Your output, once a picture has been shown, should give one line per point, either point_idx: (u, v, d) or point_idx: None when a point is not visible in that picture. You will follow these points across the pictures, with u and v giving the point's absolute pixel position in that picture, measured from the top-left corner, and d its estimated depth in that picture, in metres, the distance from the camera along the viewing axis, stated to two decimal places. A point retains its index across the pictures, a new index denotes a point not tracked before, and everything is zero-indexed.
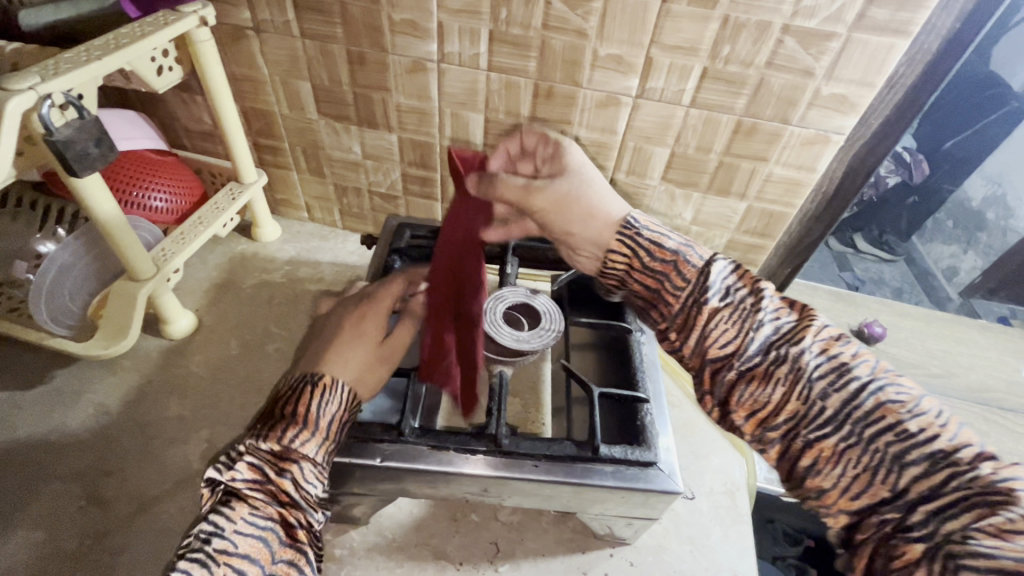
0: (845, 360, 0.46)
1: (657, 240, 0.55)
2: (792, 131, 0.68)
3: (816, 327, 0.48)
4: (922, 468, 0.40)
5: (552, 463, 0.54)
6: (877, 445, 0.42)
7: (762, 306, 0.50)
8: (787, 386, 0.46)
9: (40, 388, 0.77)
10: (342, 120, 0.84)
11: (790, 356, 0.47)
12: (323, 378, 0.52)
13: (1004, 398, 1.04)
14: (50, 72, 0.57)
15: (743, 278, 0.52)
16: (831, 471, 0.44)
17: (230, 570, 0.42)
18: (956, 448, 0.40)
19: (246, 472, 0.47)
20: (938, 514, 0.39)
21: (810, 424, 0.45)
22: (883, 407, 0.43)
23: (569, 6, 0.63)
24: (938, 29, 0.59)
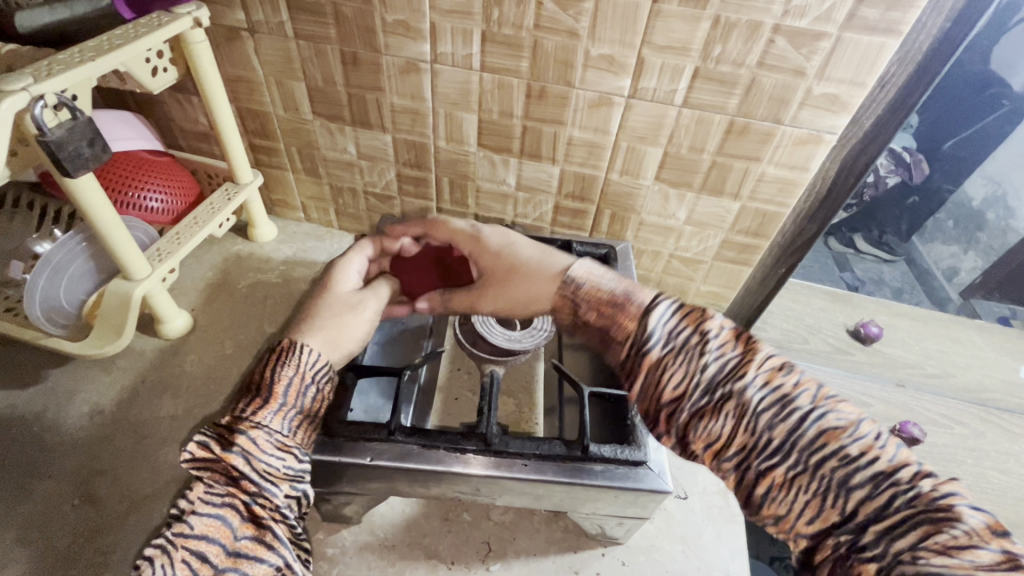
0: (787, 391, 0.46)
1: (599, 287, 0.57)
2: (785, 131, 0.69)
3: (757, 361, 0.47)
4: (866, 491, 0.41)
5: (542, 462, 0.55)
6: (823, 471, 0.42)
7: (708, 347, 0.48)
8: (734, 422, 0.46)
9: (35, 387, 0.78)
10: (337, 121, 0.84)
11: (735, 393, 0.46)
12: (282, 344, 0.54)
13: (1001, 398, 1.04)
14: (44, 72, 0.57)
15: (687, 319, 0.51)
16: (787, 497, 0.44)
17: (187, 553, 0.43)
18: (893, 468, 0.41)
19: (198, 452, 0.48)
20: (888, 532, 0.39)
21: (759, 455, 0.45)
22: (822, 434, 0.43)
23: (561, 7, 0.64)
24: (928, 29, 0.58)
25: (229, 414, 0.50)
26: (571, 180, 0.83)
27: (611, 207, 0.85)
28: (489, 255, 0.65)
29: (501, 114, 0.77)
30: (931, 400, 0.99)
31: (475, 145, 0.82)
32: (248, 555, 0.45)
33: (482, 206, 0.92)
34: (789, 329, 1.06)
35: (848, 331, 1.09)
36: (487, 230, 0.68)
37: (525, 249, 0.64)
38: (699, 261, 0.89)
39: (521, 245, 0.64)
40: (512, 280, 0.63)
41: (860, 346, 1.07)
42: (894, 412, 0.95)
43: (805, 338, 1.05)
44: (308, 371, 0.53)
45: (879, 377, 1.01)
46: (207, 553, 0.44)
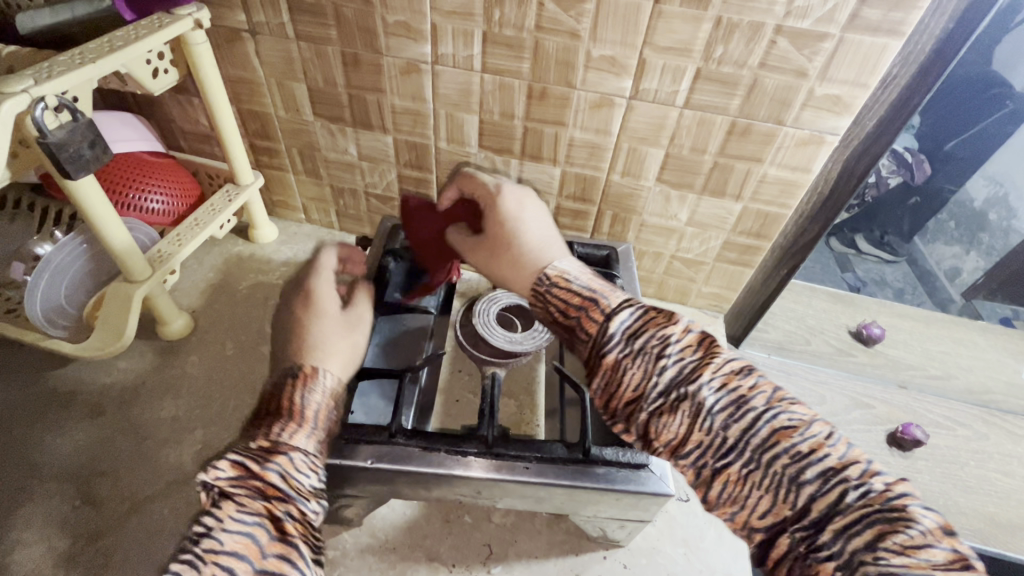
0: (744, 392, 0.44)
1: (572, 286, 0.54)
2: (787, 132, 0.68)
3: (715, 363, 0.46)
4: (816, 486, 0.40)
5: (544, 464, 0.54)
6: (775, 467, 0.41)
7: (667, 350, 0.47)
8: (689, 422, 0.44)
9: (36, 388, 0.78)
10: (338, 122, 0.84)
11: (691, 393, 0.45)
12: (304, 369, 0.54)
13: (1004, 400, 1.03)
14: (44, 74, 0.57)
15: (647, 322, 0.49)
16: (739, 493, 0.43)
17: (218, 569, 0.39)
18: (845, 466, 0.40)
19: (230, 471, 0.45)
20: (845, 530, 0.38)
21: (715, 453, 0.43)
22: (776, 433, 0.42)
23: (562, 8, 0.63)
24: (931, 30, 0.58)
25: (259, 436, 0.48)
26: (572, 181, 0.83)
27: (612, 208, 0.85)
28: (498, 216, 0.64)
29: (502, 115, 0.77)
30: (934, 401, 0.99)
31: (475, 146, 0.82)
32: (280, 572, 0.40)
33: None
34: (791, 331, 1.06)
35: (850, 333, 1.09)
36: (511, 189, 0.66)
37: (530, 228, 0.62)
38: (701, 263, 0.89)
39: (529, 223, 0.62)
40: (505, 251, 0.61)
41: (863, 348, 1.07)
42: (897, 413, 0.95)
43: (807, 339, 1.05)
44: (333, 400, 0.54)
45: (881, 378, 1.01)
46: (236, 570, 0.39)
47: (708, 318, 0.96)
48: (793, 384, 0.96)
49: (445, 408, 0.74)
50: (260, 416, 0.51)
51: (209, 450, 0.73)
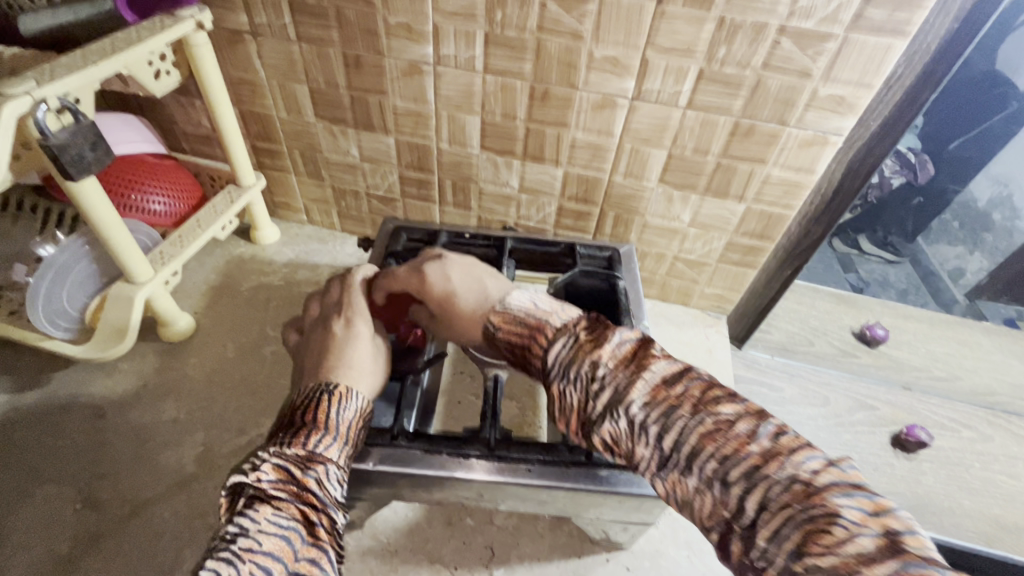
0: (674, 395, 0.39)
1: (514, 320, 0.49)
2: (790, 132, 0.68)
3: (646, 375, 0.41)
4: (744, 487, 0.34)
5: (547, 467, 0.54)
6: (705, 472, 0.36)
7: (596, 371, 0.42)
8: (631, 437, 0.40)
9: (38, 390, 0.78)
10: (339, 123, 0.84)
11: (622, 410, 0.40)
12: (339, 387, 0.51)
13: (1009, 402, 1.02)
14: (47, 76, 0.57)
15: (578, 350, 0.44)
16: (687, 501, 0.38)
17: (256, 569, 0.38)
18: (767, 462, 0.34)
19: (271, 474, 0.44)
20: (776, 534, 0.33)
21: (657, 464, 0.39)
22: (702, 439, 0.37)
23: (564, 9, 0.63)
24: (936, 30, 0.58)
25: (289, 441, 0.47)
26: (574, 182, 0.83)
27: (615, 210, 0.85)
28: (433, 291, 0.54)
29: (504, 116, 0.77)
30: (938, 403, 0.98)
31: (477, 147, 0.82)
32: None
33: (485, 208, 0.91)
34: (794, 332, 1.05)
35: (853, 334, 1.08)
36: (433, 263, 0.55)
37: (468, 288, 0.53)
38: (704, 264, 0.88)
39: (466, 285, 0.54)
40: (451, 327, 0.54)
41: (866, 349, 1.06)
42: (901, 415, 0.95)
43: (810, 340, 1.04)
44: (364, 416, 0.52)
45: (885, 380, 1.01)
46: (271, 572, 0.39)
47: (711, 319, 0.95)
48: (796, 385, 0.96)
49: (447, 410, 0.73)
50: (288, 422, 0.49)
51: (210, 452, 0.73)
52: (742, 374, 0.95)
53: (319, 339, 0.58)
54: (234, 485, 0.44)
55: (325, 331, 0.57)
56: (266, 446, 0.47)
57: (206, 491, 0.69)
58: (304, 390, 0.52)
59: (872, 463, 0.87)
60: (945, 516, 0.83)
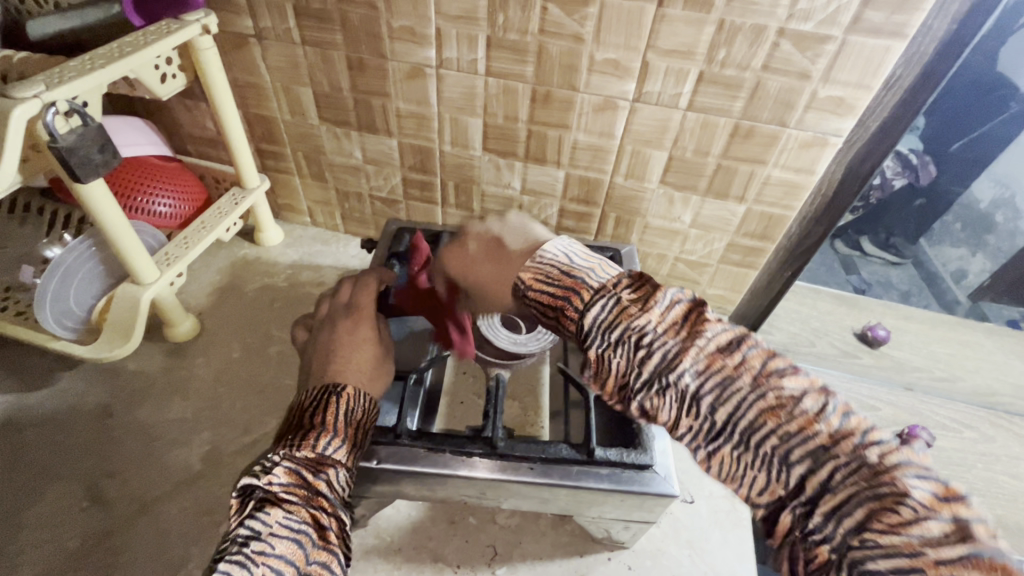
0: (730, 370, 0.39)
1: (548, 279, 0.47)
2: (790, 134, 0.68)
3: (699, 343, 0.40)
4: (806, 465, 0.36)
5: (548, 465, 0.54)
6: (764, 448, 0.37)
7: (644, 339, 0.41)
8: (678, 409, 0.40)
9: (45, 389, 0.79)
10: (343, 126, 0.85)
11: (674, 380, 0.40)
12: (346, 388, 0.52)
13: (1011, 402, 1.02)
14: (56, 80, 0.58)
15: (622, 314, 0.43)
16: (733, 475, 0.39)
17: (269, 571, 0.40)
18: (836, 441, 0.36)
19: (283, 477, 0.45)
20: (837, 511, 0.35)
21: (705, 437, 0.40)
22: (763, 414, 0.38)
23: (565, 12, 0.64)
24: (934, 32, 0.58)
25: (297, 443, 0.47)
26: (576, 184, 0.83)
27: (616, 211, 0.85)
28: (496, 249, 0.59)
29: (506, 119, 0.77)
30: (940, 404, 0.98)
31: (479, 149, 0.83)
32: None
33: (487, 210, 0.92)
34: (796, 332, 1.05)
35: (855, 335, 1.08)
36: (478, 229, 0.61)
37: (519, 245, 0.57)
38: (705, 265, 0.89)
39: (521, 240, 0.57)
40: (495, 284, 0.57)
41: (868, 350, 1.06)
42: (903, 416, 0.95)
43: (812, 341, 1.04)
44: (369, 417, 0.52)
45: (887, 380, 1.01)
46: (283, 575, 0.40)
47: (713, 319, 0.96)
48: None
49: (449, 410, 0.74)
50: (293, 425, 0.50)
51: (215, 451, 0.73)
52: None
53: (324, 339, 0.59)
54: (245, 488, 0.45)
55: (331, 332, 0.59)
56: (274, 447, 0.48)
57: (211, 489, 0.70)
58: (309, 391, 0.52)
59: None
60: None
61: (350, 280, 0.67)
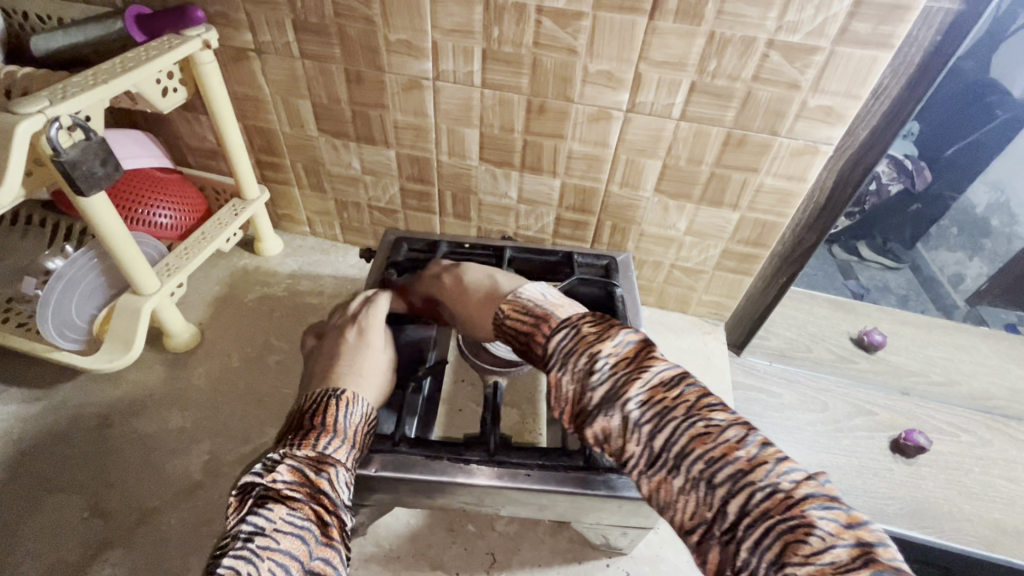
0: (667, 401, 0.41)
1: (523, 308, 0.51)
2: (782, 142, 0.70)
3: (645, 375, 0.42)
4: (728, 491, 0.37)
5: (545, 471, 0.55)
6: (693, 475, 0.39)
7: (596, 366, 0.44)
8: (622, 434, 0.42)
9: (45, 400, 0.79)
10: (341, 137, 0.86)
11: (618, 408, 0.42)
12: (346, 392, 0.53)
13: (1007, 405, 1.02)
14: (59, 96, 0.59)
15: (579, 341, 0.45)
16: (670, 499, 0.40)
17: (274, 565, 0.40)
18: (754, 469, 0.37)
19: (286, 474, 0.46)
20: (757, 541, 0.35)
21: (646, 463, 0.41)
22: (694, 442, 0.39)
23: (559, 25, 0.65)
24: (919, 42, 0.59)
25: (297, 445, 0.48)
26: (571, 192, 0.84)
27: (612, 219, 0.86)
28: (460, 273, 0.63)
29: (502, 129, 0.79)
30: (937, 408, 0.98)
31: (476, 159, 0.84)
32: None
33: (484, 219, 0.93)
34: (793, 338, 1.06)
35: (851, 340, 1.10)
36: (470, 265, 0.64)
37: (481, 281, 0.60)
38: (700, 271, 0.90)
39: (478, 272, 0.61)
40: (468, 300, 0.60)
41: (864, 354, 1.07)
42: (900, 420, 0.95)
43: (808, 346, 1.05)
44: (369, 422, 0.54)
45: (884, 385, 1.01)
46: (289, 567, 0.40)
47: (710, 326, 0.96)
48: (794, 391, 0.97)
49: (447, 417, 0.74)
50: (294, 427, 0.51)
51: (215, 461, 0.74)
52: (740, 380, 0.95)
53: (331, 344, 0.60)
54: (245, 486, 0.45)
55: (338, 339, 0.61)
56: (275, 449, 0.48)
57: (211, 499, 0.70)
58: (309, 395, 0.53)
59: (871, 468, 0.88)
60: (946, 521, 0.83)
61: (361, 291, 0.67)
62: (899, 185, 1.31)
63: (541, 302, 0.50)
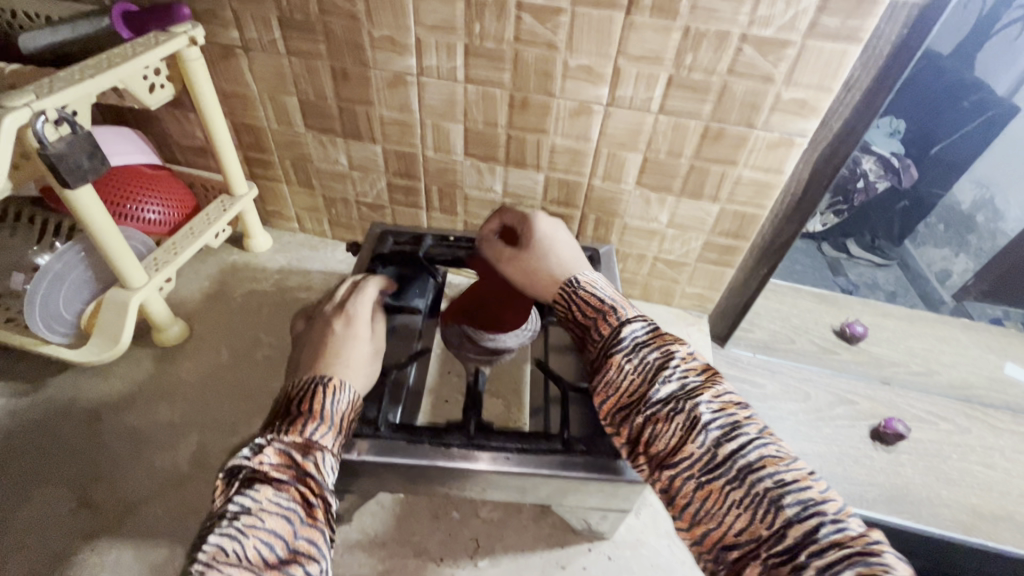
0: (738, 419, 0.45)
1: (596, 296, 0.56)
2: (758, 135, 0.71)
3: (716, 387, 0.47)
4: (794, 511, 0.39)
5: (524, 455, 0.56)
6: (756, 488, 0.41)
7: (670, 362, 0.48)
8: (683, 433, 0.45)
9: (34, 395, 0.80)
10: (328, 133, 0.87)
11: (688, 406, 0.45)
12: (333, 378, 0.53)
13: (985, 394, 1.05)
14: (45, 90, 0.60)
15: (656, 338, 0.51)
16: (717, 511, 0.42)
17: (258, 543, 0.41)
18: (824, 500, 0.39)
19: (273, 457, 0.47)
20: (822, 568, 0.36)
21: (703, 467, 0.43)
22: (763, 459, 0.42)
23: (538, 21, 0.67)
24: (887, 36, 0.61)
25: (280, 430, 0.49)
26: (555, 187, 0.86)
27: (595, 213, 0.88)
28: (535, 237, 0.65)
29: (485, 124, 0.80)
30: (917, 397, 1.00)
31: (461, 154, 0.85)
32: (309, 556, 0.43)
33: (470, 213, 0.94)
34: (776, 330, 1.08)
35: (834, 331, 1.12)
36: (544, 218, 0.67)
37: (556, 248, 0.63)
38: (683, 264, 0.91)
39: (561, 243, 0.64)
40: (533, 266, 0.62)
41: (846, 346, 1.09)
42: (881, 409, 0.97)
43: (791, 338, 1.07)
44: (356, 409, 0.54)
45: (865, 375, 1.03)
46: (273, 545, 0.42)
47: (693, 318, 0.98)
48: (777, 381, 0.98)
49: (433, 407, 0.75)
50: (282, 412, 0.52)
51: (203, 452, 0.75)
52: (724, 371, 0.97)
53: (317, 333, 0.60)
54: (233, 469, 0.46)
55: (325, 328, 0.60)
56: (262, 434, 0.49)
57: (199, 490, 0.71)
58: (294, 382, 0.54)
59: (852, 455, 0.89)
60: (924, 506, 0.85)
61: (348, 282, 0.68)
62: (887, 181, 1.34)
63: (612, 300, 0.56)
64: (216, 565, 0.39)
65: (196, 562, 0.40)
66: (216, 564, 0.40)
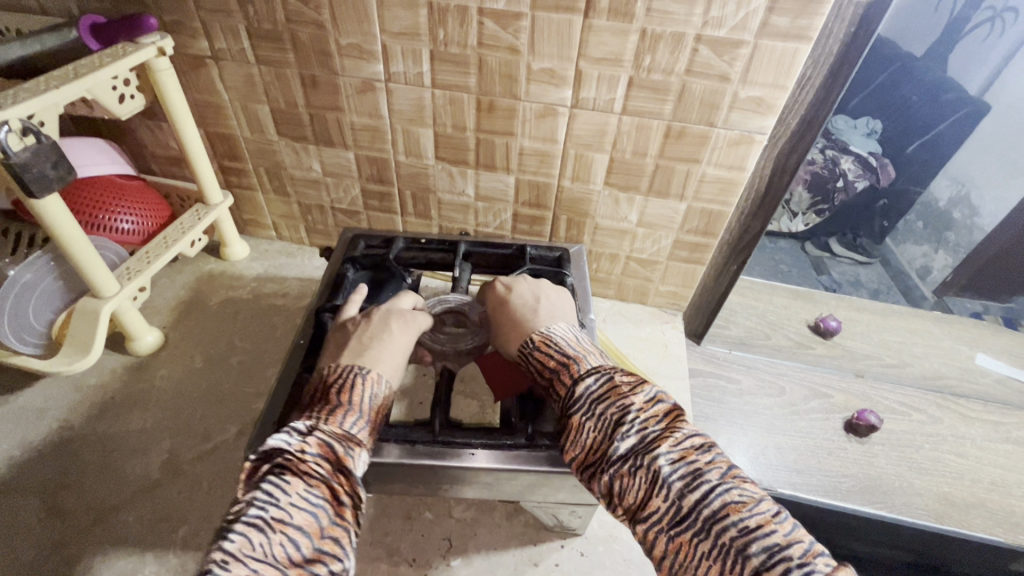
0: (699, 465, 0.44)
1: (554, 349, 0.56)
2: (719, 133, 0.73)
3: (676, 435, 0.46)
4: (761, 560, 0.39)
5: (490, 450, 0.57)
6: (723, 540, 0.40)
7: (626, 417, 0.47)
8: (647, 488, 0.44)
9: (4, 407, 0.79)
10: (301, 141, 0.88)
11: (647, 461, 0.45)
12: (372, 372, 0.54)
13: (956, 385, 1.07)
14: (10, 100, 0.60)
15: (611, 390, 0.50)
16: (689, 563, 0.41)
17: (285, 539, 0.41)
18: (790, 544, 0.39)
19: (315, 447, 0.47)
20: None
21: (670, 520, 0.42)
22: (727, 507, 0.41)
23: (500, 26, 0.68)
24: (835, 34, 0.63)
25: (315, 419, 0.50)
26: (526, 189, 0.87)
27: (567, 213, 0.89)
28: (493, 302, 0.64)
29: (454, 129, 0.81)
30: (890, 388, 1.02)
31: (433, 159, 0.86)
32: (334, 557, 0.43)
33: (445, 217, 0.95)
34: (752, 326, 1.10)
35: (809, 327, 1.14)
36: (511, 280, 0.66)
37: (525, 303, 0.62)
38: (655, 262, 0.92)
39: (521, 296, 0.63)
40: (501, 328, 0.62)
41: (821, 340, 1.11)
42: (854, 401, 0.98)
43: (767, 334, 1.09)
44: (387, 406, 0.55)
45: (838, 368, 1.05)
46: (299, 542, 0.42)
47: (669, 316, 0.98)
48: (752, 376, 0.99)
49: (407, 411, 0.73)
50: (315, 400, 0.52)
51: (175, 459, 0.75)
52: (700, 368, 0.98)
53: (376, 330, 0.58)
54: (267, 452, 0.46)
55: (379, 325, 0.59)
56: (301, 420, 0.50)
57: (171, 496, 0.71)
58: (333, 368, 0.55)
59: (826, 447, 0.90)
60: (898, 495, 0.86)
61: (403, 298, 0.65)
62: (865, 181, 1.42)
63: (571, 354, 0.55)
64: (242, 557, 0.39)
65: (220, 551, 0.39)
66: (242, 557, 0.39)
